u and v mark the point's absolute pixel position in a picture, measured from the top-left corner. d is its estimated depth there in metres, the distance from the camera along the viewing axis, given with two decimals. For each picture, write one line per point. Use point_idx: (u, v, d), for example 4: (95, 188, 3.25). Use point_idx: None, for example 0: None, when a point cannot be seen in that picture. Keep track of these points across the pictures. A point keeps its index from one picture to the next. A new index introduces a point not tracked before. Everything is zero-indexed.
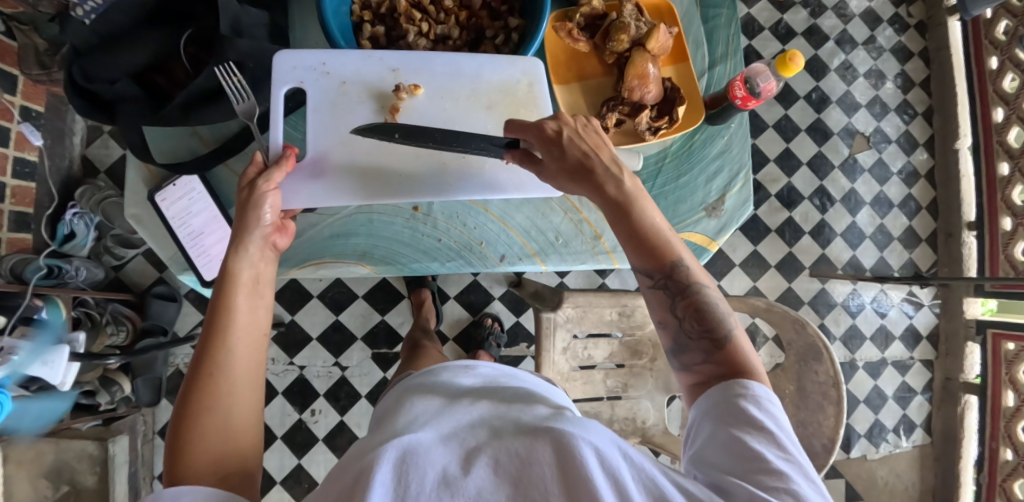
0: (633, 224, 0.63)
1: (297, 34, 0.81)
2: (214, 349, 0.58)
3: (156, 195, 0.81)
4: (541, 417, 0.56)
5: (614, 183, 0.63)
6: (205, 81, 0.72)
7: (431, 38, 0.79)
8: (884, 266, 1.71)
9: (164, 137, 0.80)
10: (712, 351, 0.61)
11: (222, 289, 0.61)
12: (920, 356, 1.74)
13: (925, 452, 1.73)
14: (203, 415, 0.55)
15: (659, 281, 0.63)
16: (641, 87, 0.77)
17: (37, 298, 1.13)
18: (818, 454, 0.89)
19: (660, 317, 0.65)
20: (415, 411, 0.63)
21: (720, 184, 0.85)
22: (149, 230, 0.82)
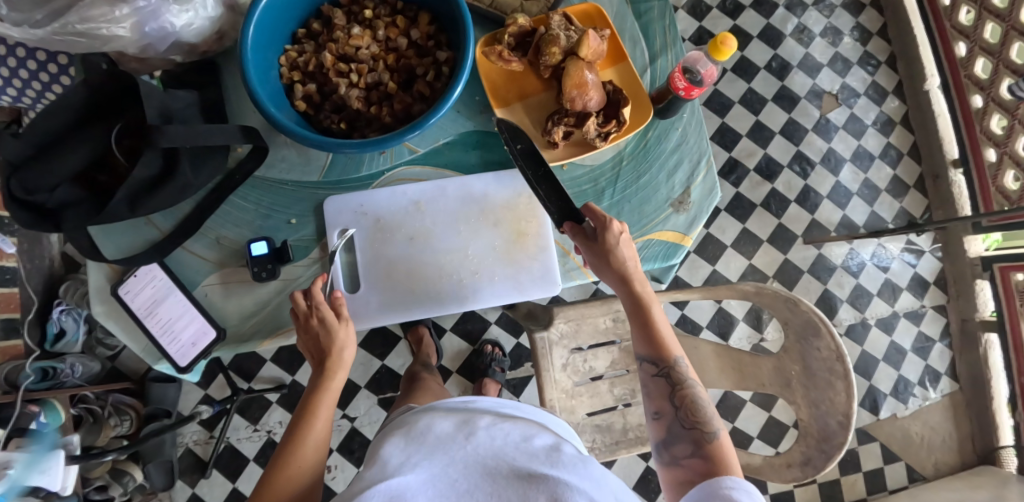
0: (637, 305, 0.72)
1: (233, 105, 0.80)
2: (289, 451, 0.65)
3: (118, 289, 0.79)
4: (540, 457, 0.62)
5: (639, 282, 0.71)
6: (141, 172, 0.68)
7: (363, 88, 0.74)
8: (877, 220, 1.68)
9: (119, 234, 0.79)
10: (698, 445, 0.66)
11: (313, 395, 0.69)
12: (931, 302, 1.69)
13: (956, 399, 1.68)
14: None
15: (659, 371, 0.71)
16: (582, 96, 0.75)
17: (32, 404, 1.09)
18: (836, 433, 0.86)
19: (658, 407, 0.71)
20: (417, 434, 0.68)
21: (682, 177, 0.83)
22: (119, 324, 0.80)
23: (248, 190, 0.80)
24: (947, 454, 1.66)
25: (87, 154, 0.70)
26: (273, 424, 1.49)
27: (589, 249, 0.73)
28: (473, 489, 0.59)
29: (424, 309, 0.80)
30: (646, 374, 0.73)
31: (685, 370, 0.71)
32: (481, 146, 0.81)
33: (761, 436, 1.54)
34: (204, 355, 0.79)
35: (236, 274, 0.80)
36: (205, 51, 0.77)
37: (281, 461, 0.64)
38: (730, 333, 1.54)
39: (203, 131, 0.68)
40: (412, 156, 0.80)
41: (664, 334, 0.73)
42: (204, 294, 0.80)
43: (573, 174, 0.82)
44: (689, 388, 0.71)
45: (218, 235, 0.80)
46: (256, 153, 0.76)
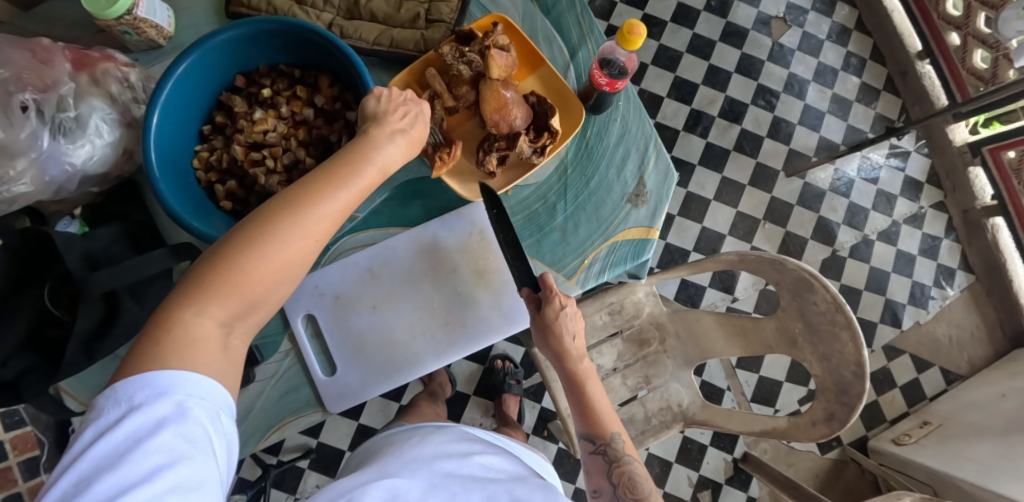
0: (573, 383, 0.70)
1: (164, 222, 0.83)
2: (317, 199, 0.55)
3: None
4: (536, 491, 0.61)
5: (574, 358, 0.70)
6: (84, 321, 0.71)
7: (282, 170, 0.76)
8: (855, 132, 1.63)
9: (90, 377, 0.81)
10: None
11: (314, 198, 0.55)
12: (929, 202, 1.64)
13: (976, 291, 1.64)
14: (268, 252, 0.52)
15: (596, 448, 0.69)
16: (505, 117, 0.74)
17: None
18: (852, 384, 0.84)
19: (596, 484, 0.70)
20: (411, 452, 0.66)
21: (634, 168, 0.80)
22: None
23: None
24: (979, 347, 1.63)
25: (30, 317, 0.72)
26: (311, 489, 1.46)
27: (537, 321, 0.72)
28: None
29: (405, 369, 0.80)
30: (584, 451, 0.71)
31: (623, 447, 0.70)
32: (419, 196, 0.78)
33: (789, 379, 1.52)
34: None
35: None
36: (119, 174, 0.79)
37: (303, 204, 0.54)
38: (734, 286, 1.51)
39: (132, 265, 0.68)
40: (351, 223, 0.78)
41: (603, 408, 0.71)
42: None
43: (520, 197, 0.79)
44: (628, 466, 0.69)
45: None
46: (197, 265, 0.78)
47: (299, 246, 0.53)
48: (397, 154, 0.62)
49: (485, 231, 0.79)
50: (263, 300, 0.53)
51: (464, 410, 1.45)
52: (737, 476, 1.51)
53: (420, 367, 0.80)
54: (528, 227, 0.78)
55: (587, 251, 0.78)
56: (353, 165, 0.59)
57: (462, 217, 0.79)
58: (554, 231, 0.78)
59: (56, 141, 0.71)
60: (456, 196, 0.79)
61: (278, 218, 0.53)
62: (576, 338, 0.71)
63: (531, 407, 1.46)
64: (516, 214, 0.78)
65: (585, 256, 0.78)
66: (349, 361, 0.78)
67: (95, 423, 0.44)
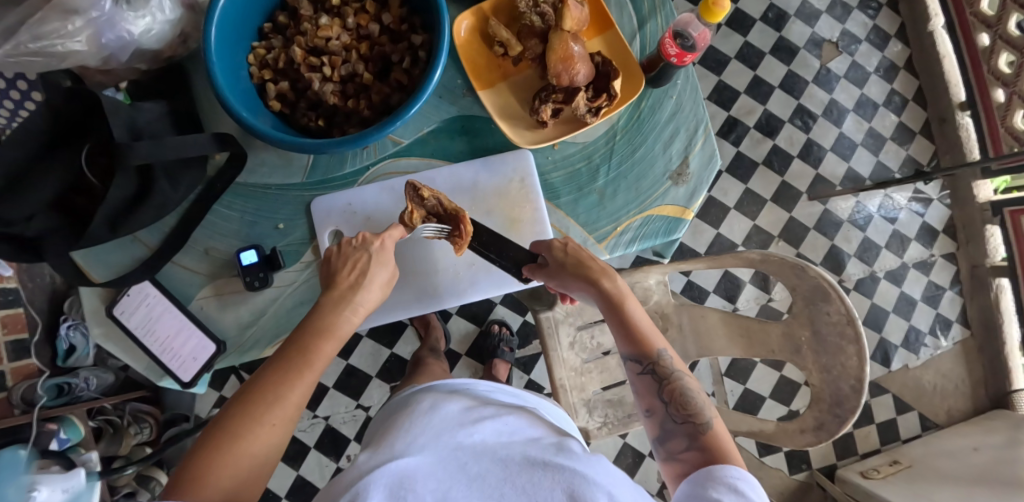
0: (612, 306, 0.69)
1: (207, 112, 0.81)
2: (285, 385, 0.60)
3: (114, 309, 0.80)
4: (547, 448, 0.60)
5: (609, 279, 0.69)
6: (116, 193, 0.69)
7: (338, 81, 0.75)
8: (883, 170, 1.64)
9: (108, 254, 0.81)
10: (694, 437, 0.64)
11: (280, 382, 0.60)
12: (940, 251, 1.66)
13: (968, 346, 1.67)
14: (243, 444, 0.56)
15: (645, 368, 0.68)
16: (568, 70, 0.73)
17: (50, 423, 1.08)
18: (848, 397, 0.86)
19: (648, 405, 0.69)
20: (417, 424, 0.66)
21: (680, 147, 0.80)
22: (117, 344, 0.81)
23: (232, 198, 0.80)
24: (961, 400, 1.66)
25: (60, 179, 0.71)
26: None
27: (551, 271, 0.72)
28: (487, 472, 0.57)
29: (422, 300, 0.80)
30: (632, 372, 0.70)
31: (671, 362, 0.69)
32: (465, 133, 0.79)
33: (773, 396, 1.54)
34: (207, 369, 0.81)
35: (229, 285, 0.81)
36: (171, 56, 0.79)
37: (273, 393, 0.59)
38: (737, 296, 1.52)
39: (174, 145, 0.67)
40: (396, 148, 0.79)
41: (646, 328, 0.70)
42: (199, 307, 0.81)
43: (565, 153, 0.79)
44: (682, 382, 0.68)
45: (206, 246, 0.81)
46: (235, 161, 0.76)
47: (264, 431, 0.58)
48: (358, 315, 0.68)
49: (525, 178, 0.79)
50: (240, 488, 0.56)
51: (453, 368, 1.46)
52: None
53: (437, 302, 0.81)
54: (567, 185, 0.79)
55: (621, 219, 0.79)
56: (313, 337, 0.64)
57: (506, 161, 0.79)
58: (593, 194, 0.78)
59: (118, 6, 0.70)
60: (503, 140, 0.80)
61: (247, 407, 0.58)
62: (598, 263, 0.70)
63: (518, 377, 1.46)
64: (558, 168, 0.79)
65: (618, 223, 0.79)
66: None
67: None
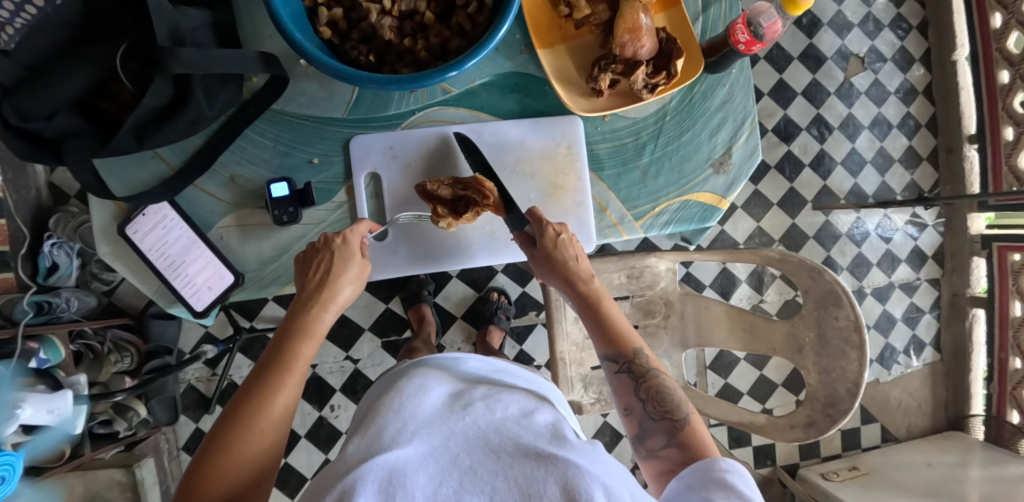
0: (587, 302, 0.70)
1: (246, 27, 0.72)
2: (267, 389, 0.58)
3: (126, 229, 0.71)
4: (542, 437, 0.58)
5: (581, 279, 0.71)
6: (151, 101, 0.60)
7: (396, 16, 0.69)
8: (886, 190, 1.68)
9: (122, 167, 0.70)
10: (673, 433, 0.62)
11: (268, 385, 0.58)
12: (926, 275, 1.72)
13: (936, 368, 1.75)
14: (242, 449, 0.55)
15: (620, 367, 0.66)
16: (634, 42, 0.72)
17: (32, 341, 0.94)
18: (843, 399, 0.89)
19: (626, 404, 0.67)
20: (403, 408, 0.62)
21: (726, 137, 0.80)
22: (126, 265, 0.72)
23: (266, 125, 0.72)
24: (921, 418, 1.75)
25: (86, 79, 0.64)
26: None
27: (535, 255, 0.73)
28: (477, 463, 0.54)
29: (455, 253, 0.80)
30: (609, 371, 0.68)
31: (647, 358, 0.67)
32: (518, 91, 0.78)
33: (751, 392, 1.59)
34: (222, 300, 0.75)
35: (253, 217, 0.74)
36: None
37: (253, 399, 0.57)
38: (732, 294, 1.56)
39: (220, 58, 0.58)
40: (445, 96, 0.76)
41: (622, 328, 0.69)
42: (219, 236, 0.74)
43: (615, 126, 0.79)
44: (661, 379, 0.66)
45: (233, 173, 0.73)
46: (275, 86, 0.68)
47: (259, 434, 0.56)
48: (333, 313, 0.66)
49: (573, 145, 0.78)
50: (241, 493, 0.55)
51: (446, 330, 1.45)
52: None
53: (469, 259, 0.81)
54: (613, 158, 0.79)
55: (660, 200, 0.79)
56: (294, 339, 0.62)
57: (556, 126, 0.78)
58: (636, 170, 0.78)
59: None
60: (554, 104, 0.79)
61: (238, 417, 0.56)
62: (574, 258, 0.72)
63: (511, 345, 1.47)
64: (606, 140, 0.79)
65: (656, 203, 0.79)
66: (401, 233, 0.78)
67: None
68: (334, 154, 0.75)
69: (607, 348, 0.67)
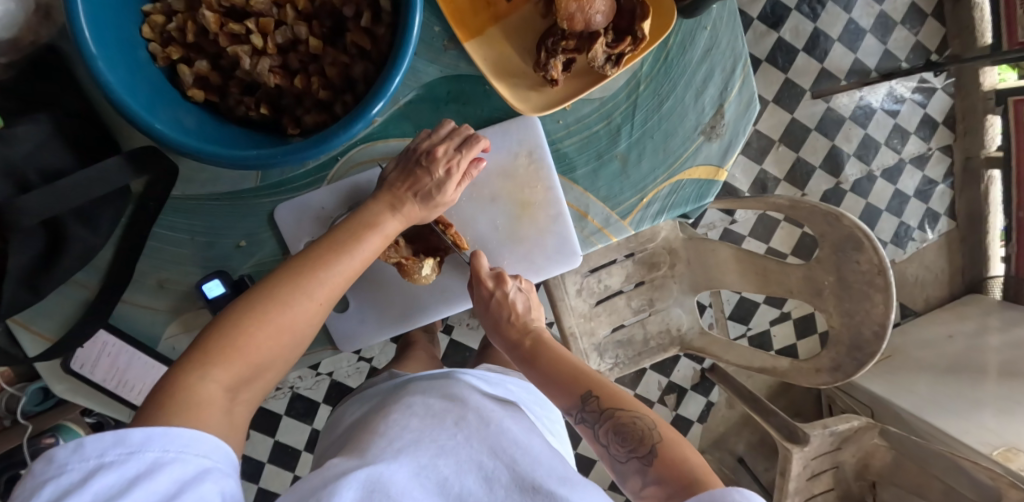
0: (527, 357, 0.67)
1: (111, 116, 0.60)
2: (319, 264, 0.55)
3: (71, 365, 0.65)
4: (536, 463, 0.54)
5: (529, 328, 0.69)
6: (21, 252, 0.51)
7: (276, 53, 0.56)
8: (890, 59, 1.51)
9: (45, 306, 0.63)
10: (646, 471, 0.57)
11: (319, 258, 0.56)
12: (938, 144, 1.61)
13: (952, 236, 1.69)
14: (284, 315, 0.52)
15: (576, 416, 0.61)
16: (584, 9, 0.58)
17: (47, 436, 1.02)
18: (869, 342, 0.84)
19: (597, 448, 0.62)
20: (394, 433, 0.57)
21: (714, 94, 0.68)
22: (90, 399, 0.67)
23: (174, 217, 0.62)
24: (941, 288, 1.72)
25: None
26: (293, 378, 1.40)
27: (484, 309, 0.70)
28: (467, 490, 0.51)
29: (428, 302, 0.74)
30: (574, 424, 0.64)
31: (604, 396, 0.61)
32: (453, 99, 0.65)
33: (766, 301, 1.56)
34: None
35: (198, 318, 0.66)
36: (34, 41, 0.55)
37: (305, 272, 0.54)
38: (736, 209, 1.48)
39: (71, 184, 0.49)
40: (369, 129, 0.64)
41: (575, 367, 0.64)
42: (171, 347, 0.66)
43: (580, 114, 0.66)
44: (627, 410, 0.60)
45: (159, 278, 0.64)
46: (163, 178, 0.59)
47: (307, 307, 0.54)
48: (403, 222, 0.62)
49: (533, 152, 0.67)
50: (267, 363, 0.52)
51: (452, 309, 1.40)
52: (702, 383, 1.62)
53: (447, 304, 0.75)
54: (584, 153, 0.68)
55: (648, 188, 0.69)
56: (353, 227, 0.59)
57: (509, 132, 0.67)
58: (614, 161, 0.67)
59: None
60: (502, 104, 0.66)
61: (285, 285, 0.53)
62: (508, 307, 0.69)
63: None
64: (573, 133, 0.67)
65: (644, 193, 0.69)
66: (363, 299, 0.73)
67: (53, 482, 0.39)
68: (261, 231, 0.65)
69: (562, 401, 0.63)
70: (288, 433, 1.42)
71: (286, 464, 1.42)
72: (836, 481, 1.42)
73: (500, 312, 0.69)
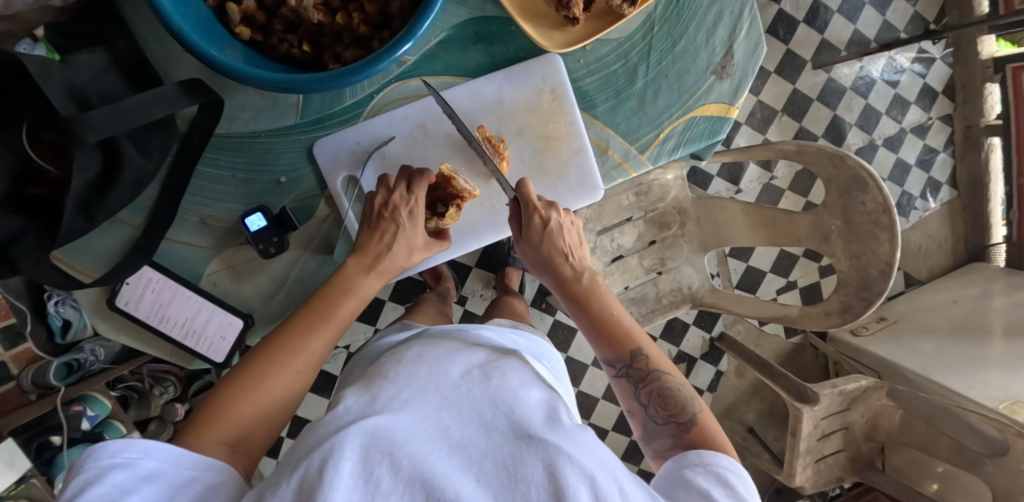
0: (580, 301, 0.69)
1: (156, 55, 0.64)
2: (299, 334, 0.57)
3: (117, 301, 0.67)
4: (536, 412, 0.50)
5: (578, 276, 0.69)
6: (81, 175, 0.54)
7: None
8: (889, 30, 1.55)
9: (90, 244, 0.65)
10: (680, 435, 0.59)
11: (305, 327, 0.58)
12: (938, 113, 1.64)
13: (954, 205, 1.72)
14: (266, 384, 0.54)
15: (620, 370, 0.64)
16: None
17: (75, 404, 1.06)
18: (877, 281, 0.87)
19: (628, 406, 0.65)
20: (406, 371, 0.55)
21: (725, 35, 0.71)
22: (133, 336, 0.70)
23: (217, 154, 0.66)
24: (944, 257, 1.75)
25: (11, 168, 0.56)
26: None
27: (533, 251, 0.71)
28: (469, 439, 0.47)
29: (459, 234, 0.79)
30: (610, 375, 0.67)
31: (647, 361, 0.64)
32: (481, 40, 0.69)
33: (773, 270, 1.59)
34: (238, 347, 0.72)
35: (239, 254, 0.69)
36: None
37: (288, 342, 0.56)
38: (741, 179, 1.50)
39: (134, 105, 0.52)
40: (402, 68, 0.67)
41: (624, 324, 0.67)
42: (212, 284, 0.70)
43: (599, 54, 0.70)
44: (670, 377, 0.64)
45: (201, 216, 0.67)
46: (210, 109, 0.62)
47: (287, 373, 0.55)
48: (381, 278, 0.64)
49: (556, 88, 0.71)
50: (256, 427, 0.53)
51: (465, 280, 1.43)
52: (711, 352, 1.65)
53: (476, 237, 0.80)
54: (603, 90, 0.71)
55: (663, 125, 0.72)
56: (329, 288, 0.61)
57: (533, 71, 0.70)
58: (632, 98, 0.71)
59: None
60: (525, 44, 0.70)
61: (267, 356, 0.55)
62: (557, 248, 0.69)
63: (531, 280, 1.44)
64: (592, 73, 0.71)
65: (660, 129, 0.72)
66: None
67: (73, 481, 0.44)
68: (302, 166, 0.69)
69: (605, 352, 0.66)
70: (307, 407, 1.44)
71: None
72: (847, 443, 1.44)
73: (552, 253, 0.70)
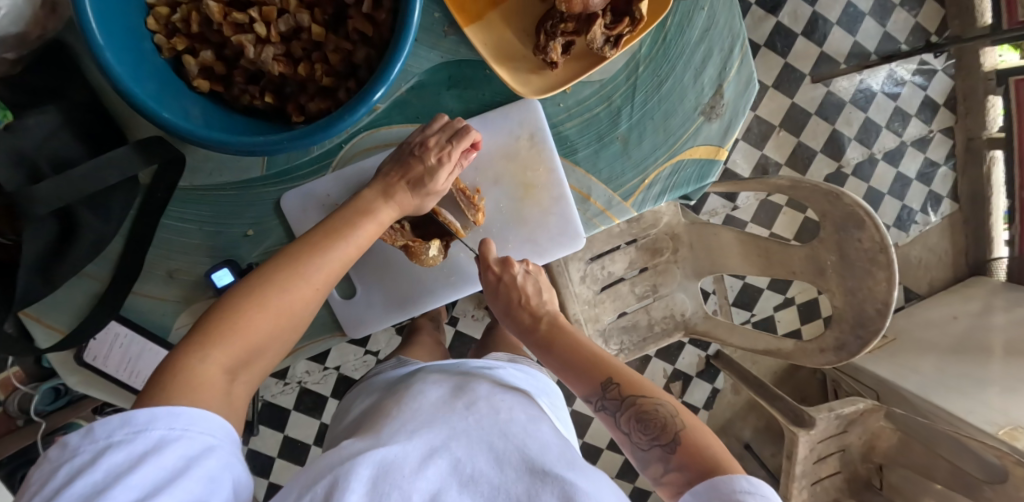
0: (546, 343, 0.66)
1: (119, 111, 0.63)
2: (311, 252, 0.55)
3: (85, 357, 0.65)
4: (551, 449, 0.48)
5: (542, 320, 0.68)
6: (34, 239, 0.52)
7: (279, 41, 0.57)
8: (889, 42, 1.51)
9: (57, 299, 0.63)
10: (668, 458, 0.56)
11: (316, 245, 0.55)
12: (939, 126, 1.61)
13: (955, 218, 1.69)
14: (276, 298, 0.52)
15: (597, 404, 0.61)
16: None
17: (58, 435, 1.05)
18: (873, 320, 0.85)
19: (614, 434, 0.62)
20: (401, 415, 0.53)
21: (713, 75, 0.68)
22: (103, 391, 0.68)
23: (182, 206, 0.63)
24: (944, 270, 1.72)
25: None
26: (300, 373, 1.41)
27: (501, 302, 0.70)
28: (481, 471, 0.45)
29: (436, 285, 0.77)
30: (591, 409, 0.63)
31: (619, 385, 0.61)
32: (455, 84, 0.66)
33: (770, 287, 1.57)
34: None
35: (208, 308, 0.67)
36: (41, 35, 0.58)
37: (300, 257, 0.54)
38: (737, 195, 1.47)
39: (83, 173, 0.50)
40: (372, 116, 0.66)
41: (595, 354, 0.64)
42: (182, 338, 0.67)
43: (580, 97, 0.67)
44: (649, 398, 0.60)
45: (168, 268, 0.65)
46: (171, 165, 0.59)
47: (305, 292, 0.53)
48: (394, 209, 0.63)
49: (533, 134, 0.69)
50: (266, 343, 0.51)
51: (456, 301, 1.41)
52: (707, 370, 1.62)
53: (454, 288, 0.77)
54: (585, 135, 0.69)
55: (649, 169, 0.70)
56: (339, 217, 0.59)
57: (510, 116, 0.68)
58: (615, 142, 0.68)
59: None
60: (503, 88, 0.67)
61: (281, 275, 0.52)
62: (522, 292, 0.69)
63: None
64: (574, 116, 0.68)
65: (645, 175, 0.70)
66: (371, 285, 0.75)
67: (65, 465, 0.40)
68: (269, 218, 0.66)
69: (581, 388, 0.62)
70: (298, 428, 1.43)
71: (297, 458, 1.43)
72: (843, 464, 1.42)
73: (518, 296, 0.69)
